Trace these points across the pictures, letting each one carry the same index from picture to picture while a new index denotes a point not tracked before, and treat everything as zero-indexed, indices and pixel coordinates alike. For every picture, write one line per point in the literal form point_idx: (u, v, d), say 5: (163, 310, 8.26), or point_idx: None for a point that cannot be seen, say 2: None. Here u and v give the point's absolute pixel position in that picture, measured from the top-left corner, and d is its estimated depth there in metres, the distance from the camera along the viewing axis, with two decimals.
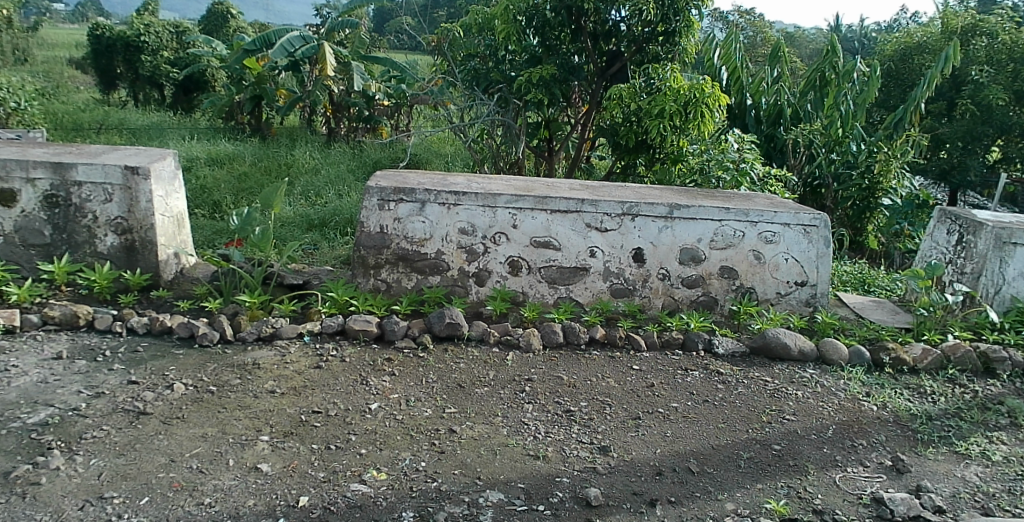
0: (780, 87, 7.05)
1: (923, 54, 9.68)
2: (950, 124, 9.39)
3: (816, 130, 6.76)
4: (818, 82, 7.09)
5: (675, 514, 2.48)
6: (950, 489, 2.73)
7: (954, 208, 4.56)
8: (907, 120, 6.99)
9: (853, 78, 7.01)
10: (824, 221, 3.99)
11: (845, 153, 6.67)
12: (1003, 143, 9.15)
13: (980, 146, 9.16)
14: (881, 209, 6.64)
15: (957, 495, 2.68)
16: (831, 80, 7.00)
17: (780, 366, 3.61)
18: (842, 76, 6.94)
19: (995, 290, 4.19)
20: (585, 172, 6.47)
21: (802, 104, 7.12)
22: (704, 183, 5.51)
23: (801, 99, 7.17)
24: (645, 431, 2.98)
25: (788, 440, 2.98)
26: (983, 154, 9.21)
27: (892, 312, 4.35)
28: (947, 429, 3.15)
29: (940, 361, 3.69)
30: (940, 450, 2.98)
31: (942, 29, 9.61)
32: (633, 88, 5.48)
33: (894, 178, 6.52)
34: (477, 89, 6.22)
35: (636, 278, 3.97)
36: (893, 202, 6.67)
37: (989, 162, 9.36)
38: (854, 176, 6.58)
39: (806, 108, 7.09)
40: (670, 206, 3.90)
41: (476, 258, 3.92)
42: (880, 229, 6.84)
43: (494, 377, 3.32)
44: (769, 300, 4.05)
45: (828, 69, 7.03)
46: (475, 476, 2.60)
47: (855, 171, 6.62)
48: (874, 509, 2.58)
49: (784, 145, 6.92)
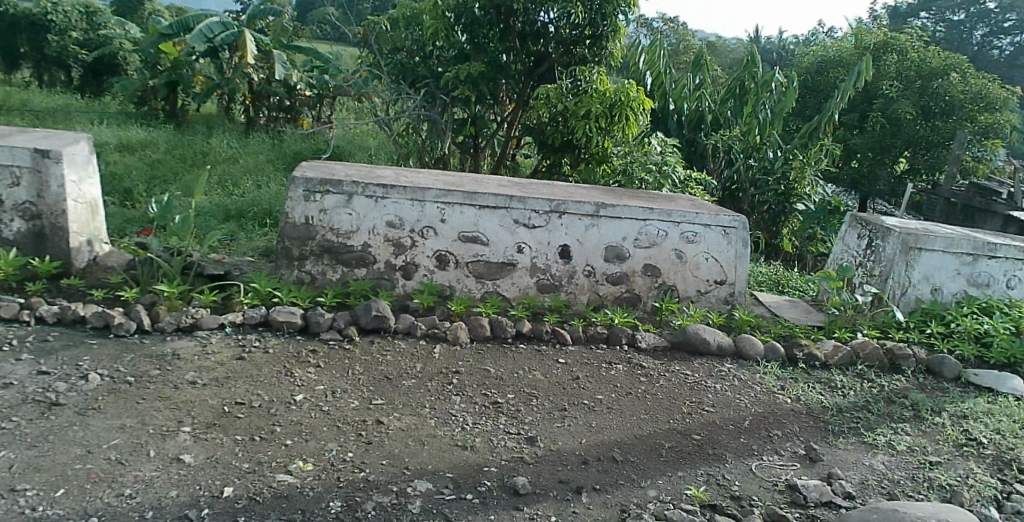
0: (701, 94, 7.19)
1: (837, 68, 10.11)
2: (861, 136, 9.88)
3: (735, 137, 6.96)
4: (738, 90, 7.27)
5: (599, 501, 2.55)
6: (859, 476, 2.89)
7: (865, 215, 4.86)
8: (822, 129, 7.24)
9: (771, 88, 7.02)
10: (743, 223, 4.14)
11: (762, 160, 6.91)
12: (910, 155, 9.65)
13: (889, 156, 9.67)
14: (795, 213, 7.00)
15: (865, 482, 2.85)
16: (751, 89, 7.15)
17: (699, 361, 3.73)
18: (761, 86, 7.04)
19: (902, 291, 4.46)
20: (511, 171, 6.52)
21: (722, 112, 7.30)
22: (627, 184, 5.57)
23: (721, 106, 7.33)
24: (570, 422, 3.05)
25: (707, 430, 3.11)
26: (891, 166, 9.72)
27: (804, 311, 4.54)
28: (856, 421, 3.34)
29: (849, 358, 3.91)
30: (849, 441, 3.16)
31: (855, 44, 10.14)
32: (560, 89, 5.53)
33: (808, 185, 6.82)
34: (403, 84, 6.18)
35: (562, 273, 4.03)
36: (807, 208, 6.97)
37: (896, 174, 9.81)
38: (770, 182, 6.87)
39: (726, 115, 7.28)
40: (597, 204, 3.98)
41: (403, 251, 3.90)
42: (793, 233, 7.16)
43: (421, 369, 3.33)
44: (690, 297, 4.17)
45: (748, 78, 7.19)
46: (403, 466, 2.60)
47: (771, 178, 6.87)
48: (788, 495, 2.71)
49: (703, 149, 7.15)
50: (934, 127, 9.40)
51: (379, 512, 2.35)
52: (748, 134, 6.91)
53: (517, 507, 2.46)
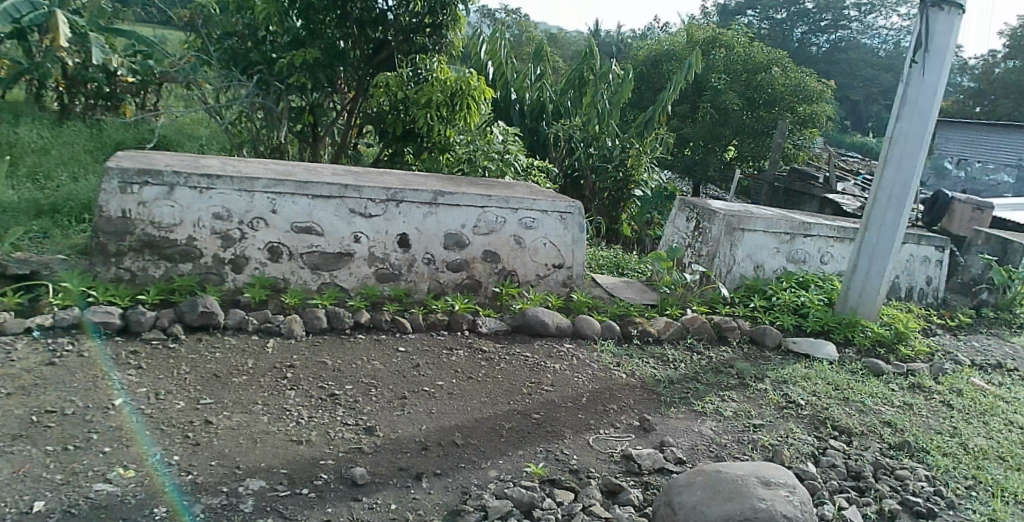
0: (541, 85, 7.49)
1: (670, 61, 10.67)
2: (693, 125, 10.64)
3: (575, 126, 7.28)
4: (577, 82, 7.58)
5: (440, 485, 2.62)
6: (689, 442, 3.17)
7: (692, 199, 5.28)
8: (655, 119, 7.59)
9: (609, 79, 7.38)
10: (578, 209, 4.35)
11: (601, 148, 7.28)
12: (738, 143, 10.54)
13: (718, 145, 10.54)
14: (633, 199, 7.39)
15: (695, 447, 3.13)
16: (590, 80, 7.47)
17: (539, 343, 3.87)
18: (599, 77, 7.36)
19: (728, 269, 4.82)
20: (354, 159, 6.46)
21: (562, 101, 7.59)
22: (471, 171, 5.69)
23: (562, 96, 7.63)
24: (410, 409, 3.10)
25: (546, 409, 3.26)
26: (720, 153, 10.59)
27: (640, 292, 4.80)
28: (685, 392, 3.64)
29: (680, 332, 4.19)
30: (680, 410, 3.45)
31: (686, 40, 10.72)
32: (401, 77, 5.53)
33: (644, 171, 7.30)
34: (235, 68, 5.94)
35: (401, 262, 4.04)
36: (643, 194, 7.35)
37: (727, 160, 10.68)
38: (609, 169, 7.26)
39: (566, 105, 7.57)
40: (434, 192, 4.02)
41: (233, 244, 3.78)
42: (632, 218, 7.46)
43: (253, 365, 3.24)
44: (530, 282, 4.30)
45: (587, 70, 7.51)
46: (234, 466, 2.54)
47: (610, 164, 7.27)
48: (623, 465, 2.91)
49: (546, 138, 7.40)
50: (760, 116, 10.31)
51: (209, 514, 2.28)
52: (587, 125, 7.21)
53: (355, 498, 2.47)
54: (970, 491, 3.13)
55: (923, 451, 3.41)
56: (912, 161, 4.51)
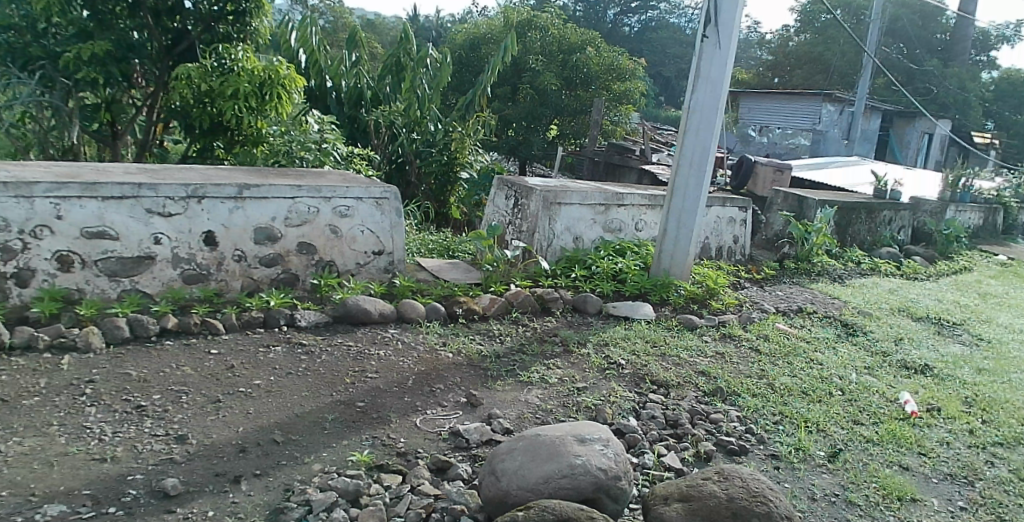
0: (358, 71, 7.45)
1: (488, 44, 11.99)
2: (516, 106, 11.78)
3: (396, 113, 7.37)
4: (395, 67, 7.67)
5: (261, 485, 2.56)
6: (516, 412, 3.29)
7: (510, 178, 5.42)
8: (475, 102, 7.90)
9: (426, 64, 7.56)
10: (394, 194, 4.44)
11: (424, 133, 7.38)
12: (559, 122, 11.83)
13: (539, 125, 11.78)
14: (460, 182, 7.51)
15: (522, 416, 3.25)
16: (406, 65, 7.59)
17: (361, 331, 3.87)
18: (417, 62, 7.51)
19: (548, 243, 5.01)
20: (159, 156, 6.13)
21: (381, 88, 7.66)
22: (288, 163, 5.61)
23: (380, 83, 7.70)
24: (226, 412, 3.00)
25: (370, 396, 3.27)
26: (543, 132, 11.79)
27: (465, 272, 4.87)
28: (512, 364, 3.77)
29: (505, 307, 4.32)
30: (506, 382, 3.57)
31: (502, 23, 12.02)
32: (203, 68, 5.27)
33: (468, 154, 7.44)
34: (12, 65, 5.40)
35: (208, 262, 3.92)
36: (470, 176, 7.51)
37: (550, 139, 11.90)
38: (433, 153, 7.29)
39: (385, 91, 7.67)
40: (239, 186, 3.93)
41: (13, 256, 3.46)
42: (460, 202, 7.57)
43: (45, 385, 3.01)
44: (349, 271, 4.34)
45: (403, 55, 7.62)
46: (28, 494, 2.36)
47: (434, 149, 7.34)
48: (451, 442, 2.99)
49: (365, 125, 7.40)
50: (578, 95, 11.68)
51: None
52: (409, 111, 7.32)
53: (168, 510, 2.37)
54: (778, 425, 3.48)
55: (736, 395, 3.74)
56: (710, 131, 4.87)
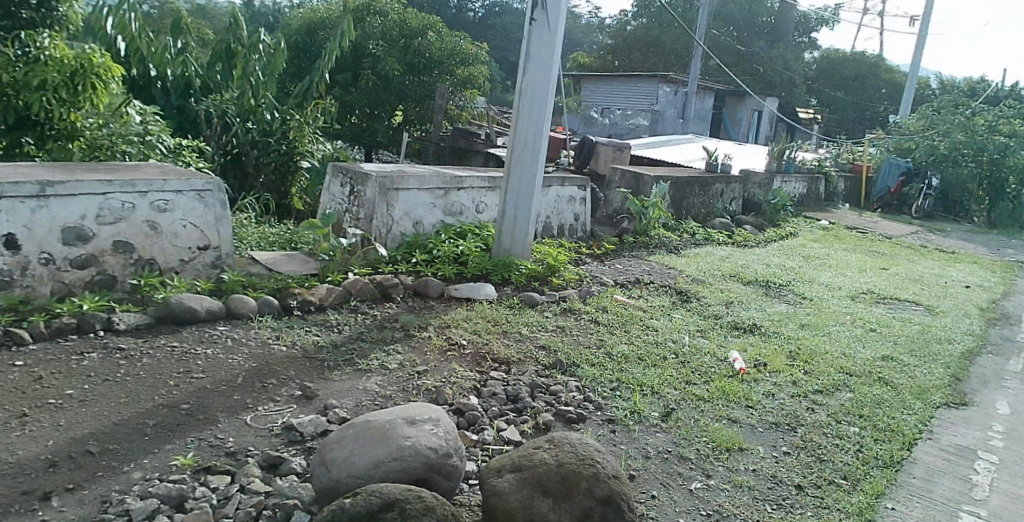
0: (183, 59, 7.39)
1: (326, 29, 12.58)
2: (355, 92, 12.52)
3: (227, 101, 7.32)
4: (225, 54, 7.64)
5: (74, 500, 2.46)
6: (353, 401, 3.30)
7: (345, 164, 5.37)
8: (313, 89, 8.14)
9: (258, 50, 7.57)
10: (216, 185, 4.43)
11: (260, 121, 7.34)
12: (404, 108, 12.60)
13: (382, 112, 12.59)
14: (302, 171, 7.68)
15: (360, 404, 3.27)
16: (237, 52, 7.59)
17: (187, 330, 3.75)
18: (248, 49, 7.54)
19: (387, 230, 5.05)
20: None
21: (211, 76, 7.61)
22: (108, 156, 5.54)
23: (210, 70, 7.63)
24: (33, 426, 2.83)
25: (196, 397, 3.18)
26: (387, 118, 12.63)
27: (301, 263, 4.81)
28: (350, 353, 3.77)
29: (342, 296, 4.33)
30: (344, 371, 3.58)
31: (341, 10, 12.69)
32: (4, 56, 4.94)
33: (308, 142, 7.65)
34: None
35: (12, 266, 3.62)
36: (312, 165, 7.75)
37: (395, 125, 12.73)
38: (271, 143, 7.35)
39: (215, 80, 7.60)
40: (41, 183, 3.69)
41: None
42: (303, 191, 7.71)
43: None
44: (173, 268, 4.22)
45: (233, 42, 7.62)
46: None
47: (272, 138, 7.38)
48: (285, 437, 2.97)
49: (196, 116, 7.34)
50: (420, 80, 12.38)
51: None
52: (240, 99, 7.31)
53: None
54: (615, 391, 3.69)
55: (575, 366, 3.92)
56: (541, 115, 5.06)
